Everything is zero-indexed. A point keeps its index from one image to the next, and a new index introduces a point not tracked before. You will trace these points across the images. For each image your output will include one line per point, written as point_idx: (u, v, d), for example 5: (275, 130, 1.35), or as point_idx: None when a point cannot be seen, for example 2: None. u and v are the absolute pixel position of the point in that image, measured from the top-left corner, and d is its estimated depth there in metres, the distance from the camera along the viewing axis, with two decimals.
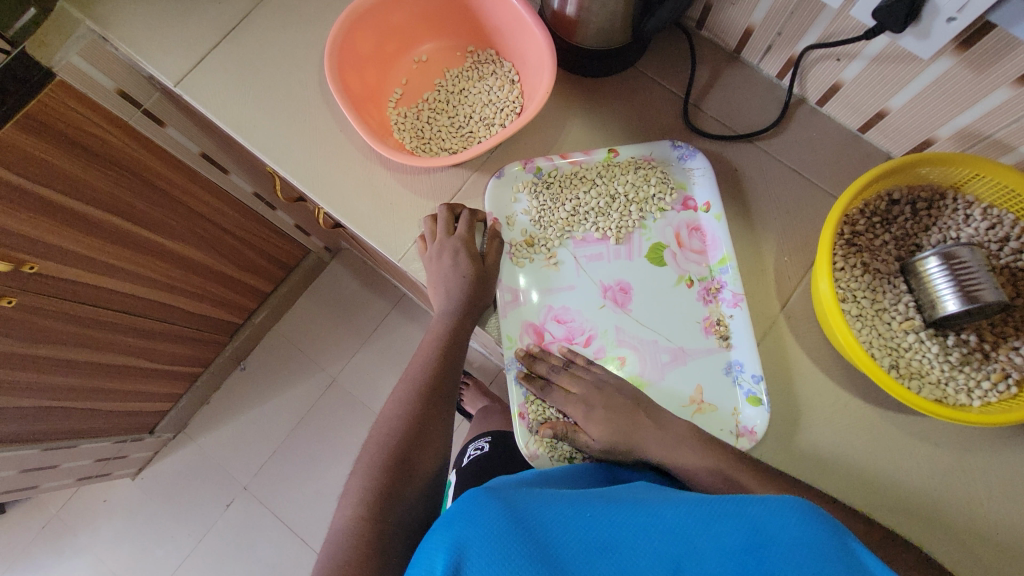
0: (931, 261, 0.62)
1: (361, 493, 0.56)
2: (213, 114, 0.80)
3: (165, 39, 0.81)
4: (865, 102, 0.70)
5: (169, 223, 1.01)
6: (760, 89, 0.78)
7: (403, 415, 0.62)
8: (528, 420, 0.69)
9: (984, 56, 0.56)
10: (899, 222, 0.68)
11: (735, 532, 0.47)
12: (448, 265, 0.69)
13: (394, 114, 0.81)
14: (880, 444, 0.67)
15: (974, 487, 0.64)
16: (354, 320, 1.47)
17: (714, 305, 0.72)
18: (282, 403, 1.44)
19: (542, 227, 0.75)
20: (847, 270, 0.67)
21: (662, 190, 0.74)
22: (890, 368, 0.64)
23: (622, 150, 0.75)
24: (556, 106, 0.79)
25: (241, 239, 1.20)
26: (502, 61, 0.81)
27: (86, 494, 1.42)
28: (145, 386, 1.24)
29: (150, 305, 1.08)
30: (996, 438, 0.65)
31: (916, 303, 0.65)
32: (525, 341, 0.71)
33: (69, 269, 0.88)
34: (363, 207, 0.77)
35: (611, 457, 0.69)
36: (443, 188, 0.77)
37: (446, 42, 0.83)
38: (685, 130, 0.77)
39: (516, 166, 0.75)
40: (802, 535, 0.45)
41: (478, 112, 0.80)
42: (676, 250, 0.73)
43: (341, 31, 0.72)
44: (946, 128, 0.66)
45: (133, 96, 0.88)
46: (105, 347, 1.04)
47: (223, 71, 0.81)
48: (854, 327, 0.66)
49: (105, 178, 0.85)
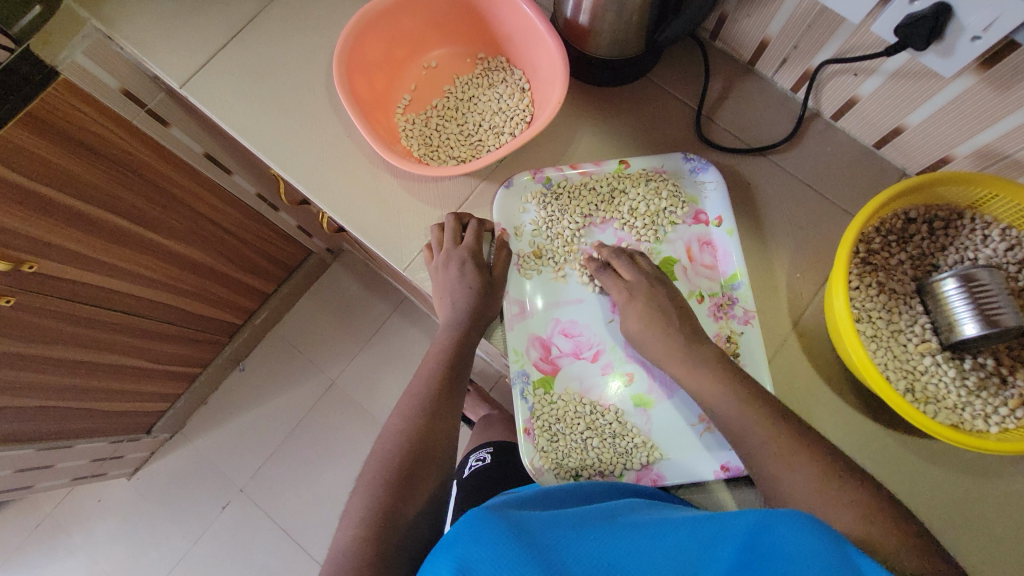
0: (950, 283, 0.61)
1: (362, 513, 0.54)
2: (218, 116, 0.78)
3: (171, 39, 0.80)
4: (881, 119, 0.69)
5: (171, 223, 0.99)
6: (774, 102, 0.77)
7: (406, 430, 0.61)
8: (534, 436, 0.68)
9: (1007, 76, 0.55)
10: (915, 241, 0.67)
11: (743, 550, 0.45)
12: (455, 275, 0.68)
13: (402, 120, 0.80)
14: (893, 466, 0.65)
15: (987, 512, 0.63)
16: (356, 323, 1.46)
17: (724, 321, 0.70)
18: (281, 405, 1.43)
19: (550, 238, 0.73)
20: (862, 289, 0.65)
21: (674, 204, 0.73)
22: (906, 391, 0.63)
23: (633, 161, 0.73)
24: (566, 116, 0.78)
25: (243, 240, 1.19)
26: (513, 68, 0.80)
27: (81, 494, 1.41)
28: (144, 387, 1.23)
29: (150, 305, 1.07)
30: (1011, 463, 0.64)
31: (932, 325, 0.64)
32: (532, 355, 0.70)
33: (69, 268, 0.87)
34: (369, 214, 0.75)
35: (618, 475, 0.67)
36: (451, 196, 0.76)
37: (456, 48, 0.82)
38: (698, 142, 0.76)
39: (525, 176, 0.74)
40: (813, 548, 0.43)
41: (487, 120, 0.79)
42: (687, 265, 0.72)
43: (351, 36, 0.70)
44: (964, 147, 0.65)
45: (138, 96, 0.86)
46: (104, 347, 1.03)
47: (230, 72, 0.80)
48: (869, 349, 0.64)
49: (107, 177, 0.84)
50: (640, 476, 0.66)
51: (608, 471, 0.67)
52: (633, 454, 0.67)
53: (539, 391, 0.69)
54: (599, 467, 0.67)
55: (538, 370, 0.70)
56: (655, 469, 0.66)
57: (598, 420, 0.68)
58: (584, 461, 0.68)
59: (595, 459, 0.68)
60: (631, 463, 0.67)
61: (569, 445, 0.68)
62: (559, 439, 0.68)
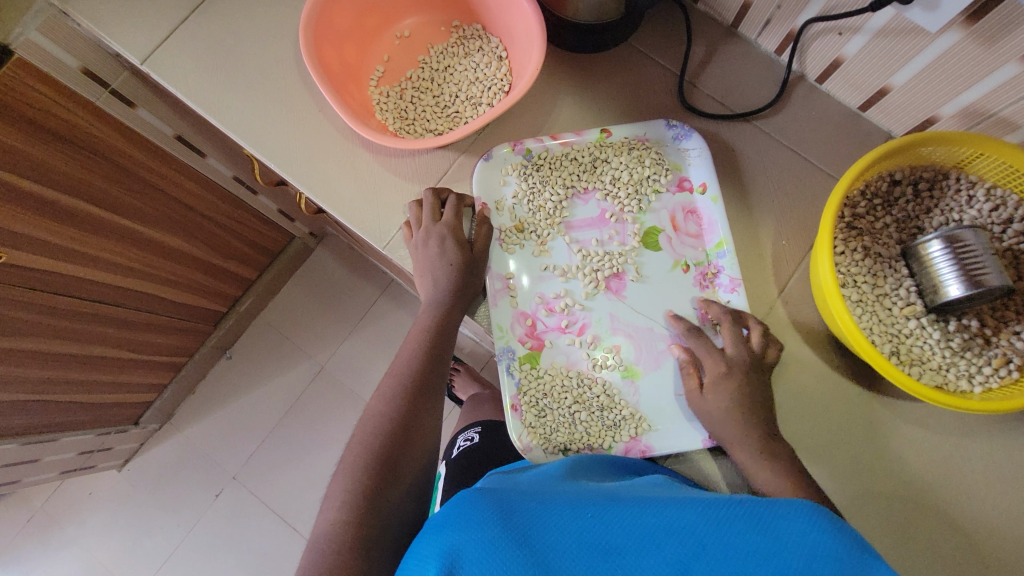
0: (935, 245, 0.61)
1: (342, 497, 0.53)
2: (184, 94, 0.75)
3: (128, 13, 0.76)
4: (867, 79, 0.68)
5: (145, 208, 0.96)
6: (758, 66, 0.75)
7: (389, 410, 0.60)
8: (521, 412, 0.67)
9: (993, 30, 0.53)
10: (900, 203, 0.66)
11: (744, 539, 0.43)
12: (435, 251, 0.66)
13: (375, 93, 0.77)
14: (878, 429, 0.66)
15: (971, 471, 0.64)
16: (343, 307, 1.44)
17: (711, 290, 0.69)
18: (269, 391, 1.41)
19: (532, 212, 0.72)
20: (847, 254, 0.65)
21: (657, 172, 0.71)
22: (891, 355, 0.63)
23: (615, 130, 0.71)
24: (546, 85, 0.75)
25: (223, 225, 1.16)
26: (490, 36, 0.77)
27: (71, 487, 1.39)
28: (126, 376, 1.20)
29: (129, 294, 1.04)
30: (993, 422, 0.64)
31: (917, 288, 0.63)
32: (516, 331, 0.69)
33: (41, 259, 0.83)
34: (345, 192, 0.73)
35: (607, 448, 0.66)
36: (429, 171, 0.74)
37: (430, 17, 0.78)
38: (681, 110, 0.74)
39: (505, 148, 0.71)
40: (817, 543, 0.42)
41: (464, 91, 0.77)
42: (672, 234, 0.71)
43: (317, 2, 0.67)
44: (950, 107, 0.64)
45: (100, 75, 0.82)
46: (83, 338, 1.00)
47: (193, 47, 0.76)
48: (855, 314, 0.64)
49: (73, 162, 0.80)
50: (629, 448, 0.66)
51: (596, 445, 0.67)
52: (625, 425, 0.67)
53: (525, 367, 0.68)
54: (587, 441, 0.67)
55: (523, 346, 0.69)
56: (643, 440, 0.66)
57: (585, 393, 0.68)
58: (572, 435, 0.67)
59: (583, 433, 0.67)
60: (618, 436, 0.67)
61: (557, 420, 0.67)
62: (546, 414, 0.67)
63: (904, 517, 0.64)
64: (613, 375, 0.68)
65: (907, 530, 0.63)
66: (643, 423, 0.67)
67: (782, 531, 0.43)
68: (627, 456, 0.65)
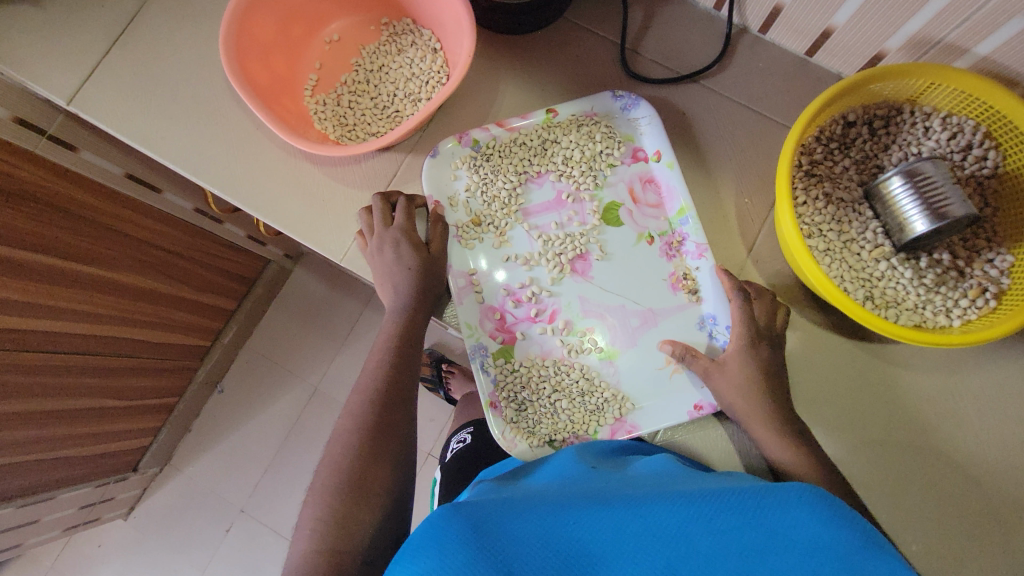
0: (895, 181, 0.59)
1: (326, 522, 0.52)
2: (116, 130, 0.73)
3: (47, 54, 0.73)
4: (809, 23, 0.66)
5: (110, 253, 0.93)
6: (699, 23, 0.73)
7: (364, 426, 0.58)
8: (501, 408, 0.65)
9: None
10: (857, 145, 0.65)
11: (734, 533, 0.41)
12: (391, 258, 0.64)
13: (312, 103, 0.74)
14: (865, 377, 0.64)
15: (962, 405, 0.63)
16: (328, 325, 1.41)
17: (678, 259, 0.68)
18: (265, 420, 1.39)
19: (487, 204, 0.70)
20: (810, 203, 0.63)
21: (609, 145, 0.69)
22: (866, 300, 0.62)
23: (560, 108, 0.69)
24: (485, 71, 0.73)
25: (193, 259, 1.13)
26: (421, 29, 0.74)
27: (78, 542, 1.37)
28: (116, 426, 1.18)
29: (106, 342, 1.01)
30: (979, 353, 0.63)
31: (883, 228, 0.62)
32: (486, 327, 0.67)
33: (11, 319, 0.81)
34: (295, 209, 0.71)
35: (592, 434, 0.65)
36: (378, 176, 0.72)
37: (357, 18, 0.76)
38: (627, 79, 0.72)
39: (450, 142, 0.69)
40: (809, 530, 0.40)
41: (402, 88, 0.74)
42: (632, 208, 0.69)
43: (235, 17, 0.64)
44: (895, 39, 0.62)
45: (34, 123, 0.80)
46: (65, 393, 0.98)
47: (119, 80, 0.73)
48: (824, 264, 0.63)
49: (27, 216, 0.77)
50: (615, 430, 0.65)
51: (581, 431, 0.65)
52: (609, 408, 0.65)
53: (499, 362, 0.67)
54: (572, 429, 0.66)
55: (495, 341, 0.67)
56: (627, 420, 0.65)
57: (563, 380, 0.66)
58: (556, 425, 0.66)
59: (567, 421, 0.66)
60: (603, 420, 0.65)
61: (538, 411, 0.66)
62: (527, 407, 0.66)
63: (902, 462, 0.63)
64: (589, 359, 0.67)
65: (906, 473, 0.62)
66: (626, 403, 0.65)
67: (771, 520, 0.42)
68: (614, 440, 0.64)
